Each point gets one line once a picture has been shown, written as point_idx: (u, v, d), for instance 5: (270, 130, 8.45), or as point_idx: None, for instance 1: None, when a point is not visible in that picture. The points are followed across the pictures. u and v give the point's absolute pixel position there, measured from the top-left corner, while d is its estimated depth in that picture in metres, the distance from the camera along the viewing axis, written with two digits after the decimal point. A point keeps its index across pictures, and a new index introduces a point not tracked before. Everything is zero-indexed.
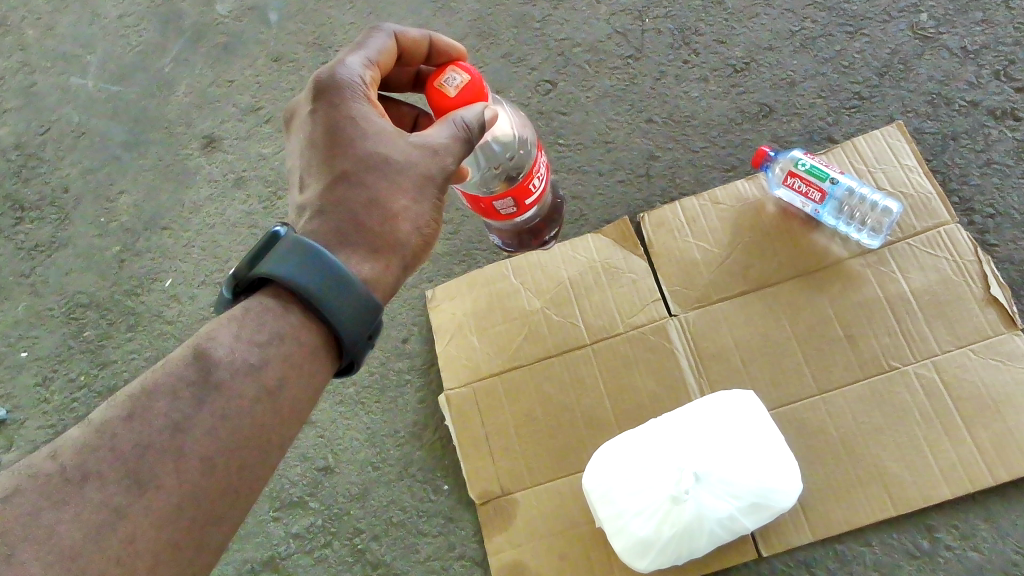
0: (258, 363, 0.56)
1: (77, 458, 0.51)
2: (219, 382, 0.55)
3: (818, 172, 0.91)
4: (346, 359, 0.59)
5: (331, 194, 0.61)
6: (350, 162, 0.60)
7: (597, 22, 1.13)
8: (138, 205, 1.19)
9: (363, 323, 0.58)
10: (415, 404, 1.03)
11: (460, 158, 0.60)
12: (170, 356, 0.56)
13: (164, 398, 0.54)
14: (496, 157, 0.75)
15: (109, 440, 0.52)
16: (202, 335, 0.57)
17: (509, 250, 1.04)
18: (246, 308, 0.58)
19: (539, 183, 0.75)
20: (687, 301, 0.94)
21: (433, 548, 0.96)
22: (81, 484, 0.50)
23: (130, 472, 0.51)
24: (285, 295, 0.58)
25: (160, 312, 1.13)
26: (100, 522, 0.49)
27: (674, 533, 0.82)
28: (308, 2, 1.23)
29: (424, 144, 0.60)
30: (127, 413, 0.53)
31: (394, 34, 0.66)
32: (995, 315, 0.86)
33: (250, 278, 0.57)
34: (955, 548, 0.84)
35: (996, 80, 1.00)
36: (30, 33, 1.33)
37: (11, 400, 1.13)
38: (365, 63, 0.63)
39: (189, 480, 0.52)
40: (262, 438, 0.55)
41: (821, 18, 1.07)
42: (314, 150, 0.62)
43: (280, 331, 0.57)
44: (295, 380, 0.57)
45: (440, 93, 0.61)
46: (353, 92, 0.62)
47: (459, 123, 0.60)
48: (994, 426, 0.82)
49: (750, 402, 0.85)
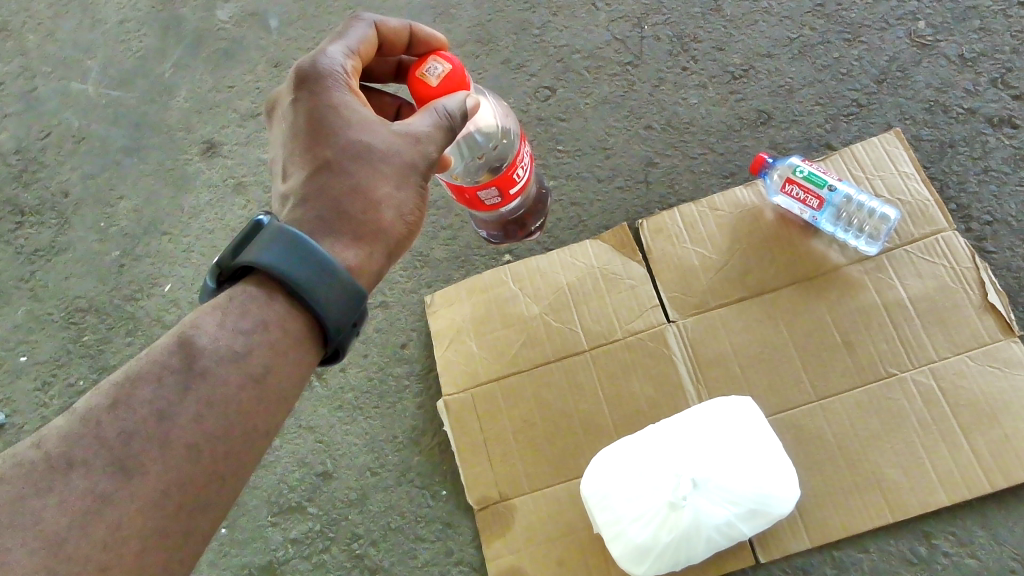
0: (243, 352, 0.55)
1: (61, 446, 0.50)
2: (204, 370, 0.54)
3: (817, 180, 0.91)
4: (331, 348, 0.58)
5: (313, 182, 0.60)
6: (332, 150, 0.59)
7: (597, 29, 1.13)
8: (138, 210, 1.19)
9: (348, 310, 0.57)
10: (414, 410, 1.03)
11: (442, 147, 0.60)
12: (154, 344, 0.55)
13: (149, 386, 0.53)
14: (479, 147, 0.75)
15: (94, 428, 0.51)
16: (186, 324, 0.56)
17: (495, 241, 1.05)
18: (230, 296, 0.57)
19: (522, 173, 0.74)
20: (686, 306, 0.94)
21: (431, 554, 0.96)
22: (66, 472, 0.49)
23: (115, 459, 0.50)
24: (269, 283, 0.57)
25: (160, 316, 1.13)
26: (85, 510, 0.48)
27: (672, 539, 0.82)
28: (308, 8, 1.23)
29: (406, 133, 0.60)
30: (111, 402, 0.52)
31: (374, 24, 0.65)
32: (994, 322, 0.86)
33: (234, 266, 0.56)
34: (952, 555, 0.84)
35: (993, 88, 1.00)
36: (30, 39, 1.33)
37: (11, 404, 1.13)
38: (346, 53, 0.63)
39: (175, 466, 0.51)
40: (249, 427, 0.55)
41: (820, 25, 1.07)
42: (296, 140, 0.61)
43: (264, 320, 0.56)
44: (281, 370, 0.56)
45: (422, 82, 0.60)
46: (334, 81, 0.61)
47: (441, 112, 0.59)
48: (992, 432, 0.82)
49: (743, 403, 0.86)
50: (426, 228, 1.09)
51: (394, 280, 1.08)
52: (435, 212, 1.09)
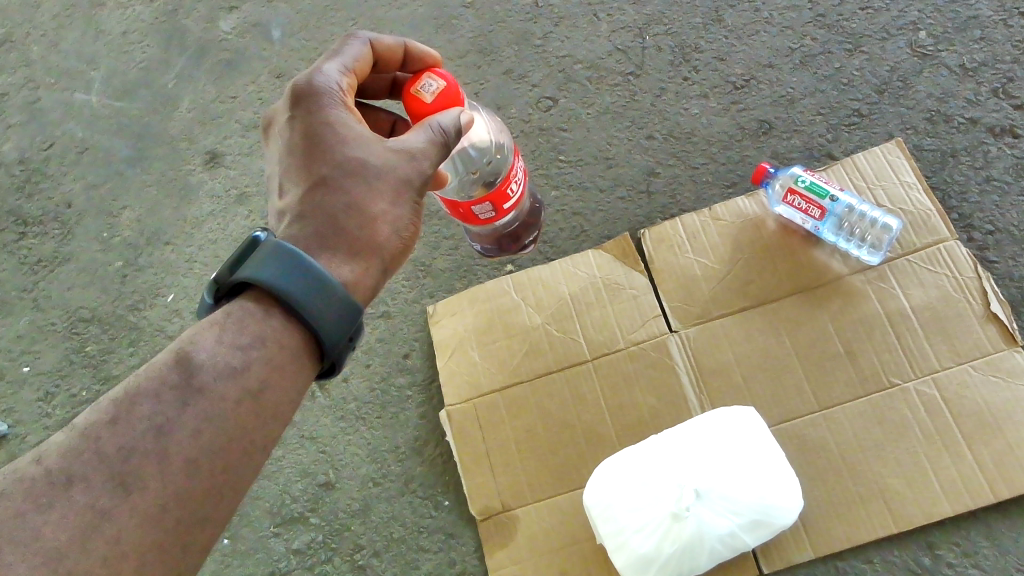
0: (241, 366, 0.55)
1: (62, 462, 0.50)
2: (202, 384, 0.54)
3: (818, 190, 0.91)
4: (329, 361, 0.58)
5: (309, 199, 0.60)
6: (328, 167, 0.59)
7: (598, 40, 1.14)
8: (140, 220, 1.20)
9: (344, 325, 0.57)
10: (417, 420, 1.03)
11: (437, 162, 0.60)
12: (152, 360, 0.55)
13: (147, 402, 0.53)
14: (473, 162, 0.75)
15: (94, 444, 0.51)
16: (184, 340, 0.56)
17: (489, 255, 1.06)
18: (227, 313, 0.57)
19: (516, 187, 0.74)
20: (687, 317, 0.94)
21: (434, 564, 0.96)
22: (66, 487, 0.49)
23: (115, 474, 0.50)
24: (267, 299, 0.57)
25: (162, 327, 1.13)
26: (86, 525, 0.48)
27: (674, 550, 0.82)
28: (310, 19, 1.24)
29: (401, 149, 0.60)
30: (111, 418, 0.52)
31: (369, 41, 0.66)
32: (995, 332, 0.86)
33: (231, 282, 0.56)
34: (955, 565, 0.84)
35: (994, 98, 1.00)
36: (34, 49, 1.34)
37: (13, 415, 1.13)
38: (342, 70, 0.63)
39: (174, 481, 0.51)
40: (248, 441, 0.55)
41: (820, 35, 1.08)
42: (292, 157, 0.61)
43: (262, 334, 0.56)
44: (278, 383, 0.56)
45: (416, 99, 0.62)
46: (329, 98, 0.61)
47: (435, 128, 0.60)
48: (994, 442, 0.82)
49: (744, 413, 0.86)
50: (427, 239, 1.09)
51: (396, 290, 1.08)
52: (437, 222, 1.09)
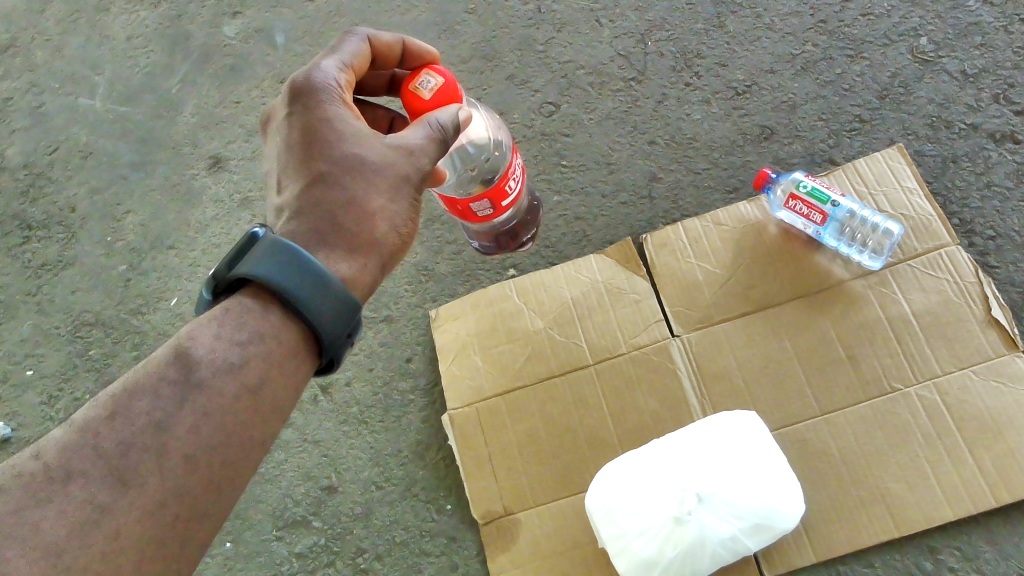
0: (240, 363, 0.56)
1: (60, 457, 0.50)
2: (201, 381, 0.54)
3: (819, 195, 0.91)
4: (327, 357, 0.59)
5: (308, 194, 0.60)
6: (326, 162, 0.60)
7: (600, 45, 1.14)
8: (144, 224, 1.20)
9: (343, 321, 0.57)
10: (419, 424, 1.03)
11: (435, 158, 0.61)
12: (151, 356, 0.56)
13: (146, 398, 0.53)
14: (471, 159, 0.76)
15: (92, 439, 0.51)
16: (182, 336, 0.56)
17: (487, 253, 1.07)
18: (226, 308, 0.57)
19: (515, 185, 0.75)
20: (689, 321, 0.94)
21: (436, 568, 0.96)
22: (65, 483, 0.49)
23: (114, 469, 0.50)
24: (266, 295, 0.57)
25: (165, 330, 1.14)
26: (85, 520, 0.48)
27: (676, 554, 0.82)
28: (314, 25, 1.25)
29: (399, 145, 0.60)
30: (110, 413, 0.52)
31: (368, 38, 0.66)
32: (997, 337, 0.86)
33: (230, 277, 0.57)
34: (957, 570, 0.83)
35: (995, 104, 1.01)
36: (39, 54, 1.35)
37: (17, 418, 1.14)
38: (340, 66, 0.64)
39: (173, 478, 0.51)
40: (246, 438, 0.55)
41: (821, 41, 1.08)
42: (291, 152, 0.61)
43: (261, 330, 0.56)
44: (277, 380, 0.57)
45: (415, 95, 0.62)
46: (328, 94, 0.62)
47: (434, 124, 0.61)
48: (996, 446, 0.82)
49: (745, 417, 0.86)
50: (430, 243, 1.09)
51: (400, 295, 1.09)
52: (440, 227, 1.10)
